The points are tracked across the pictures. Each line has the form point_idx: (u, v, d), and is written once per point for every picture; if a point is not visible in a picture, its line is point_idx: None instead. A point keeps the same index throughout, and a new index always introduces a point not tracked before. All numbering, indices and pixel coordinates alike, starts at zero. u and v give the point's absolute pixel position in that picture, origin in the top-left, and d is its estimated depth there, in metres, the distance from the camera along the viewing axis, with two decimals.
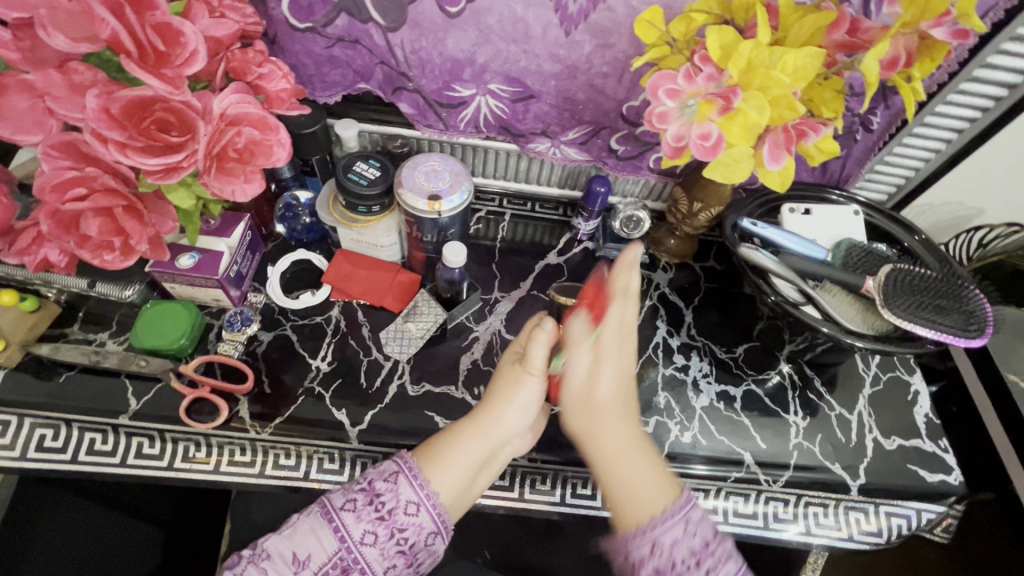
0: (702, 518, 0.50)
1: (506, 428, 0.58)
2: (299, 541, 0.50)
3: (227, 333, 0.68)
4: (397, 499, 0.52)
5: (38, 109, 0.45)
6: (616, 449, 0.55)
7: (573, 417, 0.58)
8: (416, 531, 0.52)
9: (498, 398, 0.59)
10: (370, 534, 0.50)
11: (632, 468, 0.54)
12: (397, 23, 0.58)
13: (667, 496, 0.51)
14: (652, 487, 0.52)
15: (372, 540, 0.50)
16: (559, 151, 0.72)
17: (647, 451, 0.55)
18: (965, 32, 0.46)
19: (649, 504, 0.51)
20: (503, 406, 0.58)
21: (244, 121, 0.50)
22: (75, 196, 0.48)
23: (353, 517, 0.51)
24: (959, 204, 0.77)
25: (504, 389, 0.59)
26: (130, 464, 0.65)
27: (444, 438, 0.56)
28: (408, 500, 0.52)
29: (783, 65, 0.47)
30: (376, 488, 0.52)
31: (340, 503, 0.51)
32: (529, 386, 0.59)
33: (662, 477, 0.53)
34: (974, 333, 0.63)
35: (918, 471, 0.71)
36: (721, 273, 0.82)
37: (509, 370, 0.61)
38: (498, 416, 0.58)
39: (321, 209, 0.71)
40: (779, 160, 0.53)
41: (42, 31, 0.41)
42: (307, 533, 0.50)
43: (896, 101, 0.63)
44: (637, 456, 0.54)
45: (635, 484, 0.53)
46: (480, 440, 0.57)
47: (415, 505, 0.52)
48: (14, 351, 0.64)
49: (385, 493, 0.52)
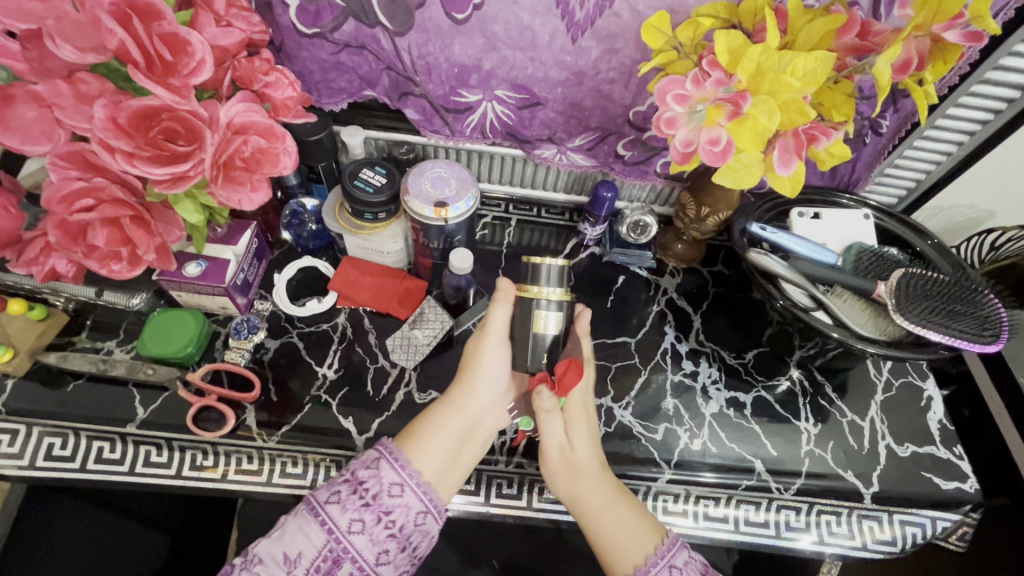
0: (686, 563, 0.52)
1: (479, 399, 0.58)
2: (288, 541, 0.49)
3: (233, 340, 0.68)
4: (379, 483, 0.52)
5: (45, 119, 0.45)
6: (600, 504, 0.56)
7: (554, 464, 0.59)
8: (404, 513, 0.52)
9: (467, 370, 0.58)
10: (357, 522, 0.50)
11: (616, 518, 0.55)
12: (404, 28, 0.58)
13: (656, 537, 0.54)
14: (639, 529, 0.54)
15: (360, 527, 0.50)
16: (565, 157, 0.72)
17: (628, 497, 0.58)
18: (978, 34, 0.46)
19: (639, 549, 0.53)
20: (473, 378, 0.58)
21: (251, 129, 0.50)
22: (83, 208, 0.47)
23: (339, 507, 0.50)
24: (970, 207, 0.76)
25: (472, 357, 0.59)
26: (138, 473, 0.65)
27: (424, 420, 0.57)
28: (390, 483, 0.52)
29: (793, 70, 0.47)
30: (358, 476, 0.52)
31: (325, 496, 0.51)
32: (492, 351, 0.58)
33: (647, 520, 0.55)
34: (989, 339, 0.61)
35: (932, 478, 0.70)
36: (729, 278, 0.81)
37: (473, 339, 0.59)
38: (471, 389, 0.58)
39: (328, 216, 0.71)
40: (790, 165, 0.52)
41: (50, 42, 0.41)
42: (296, 533, 0.50)
43: (906, 104, 0.62)
44: (621, 506, 0.56)
45: (620, 532, 0.54)
46: (457, 415, 0.57)
47: (398, 486, 0.52)
48: (23, 359, 0.64)
49: (368, 480, 0.51)
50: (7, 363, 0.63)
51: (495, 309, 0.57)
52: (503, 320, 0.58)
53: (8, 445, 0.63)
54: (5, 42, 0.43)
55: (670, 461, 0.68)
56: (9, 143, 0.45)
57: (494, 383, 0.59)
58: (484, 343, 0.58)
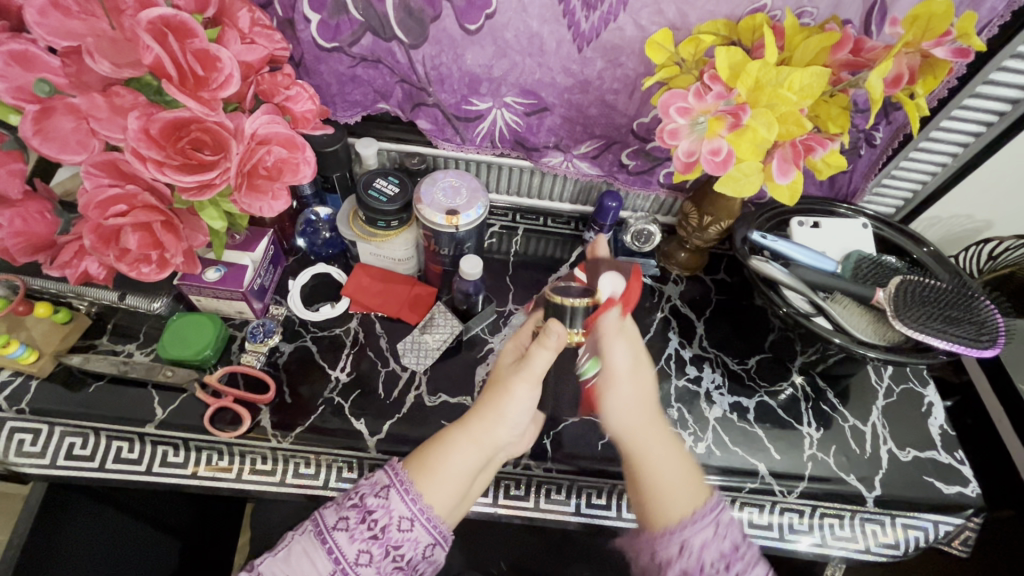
0: (728, 524, 0.53)
1: (499, 437, 0.58)
2: (294, 563, 0.51)
3: (249, 344, 0.71)
4: (388, 515, 0.52)
5: (81, 129, 0.48)
6: (647, 447, 0.57)
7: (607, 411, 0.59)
8: (412, 546, 0.53)
9: (491, 406, 0.58)
10: (364, 553, 0.51)
11: (660, 469, 0.56)
12: (418, 42, 0.60)
13: (700, 496, 0.54)
14: (681, 486, 0.55)
15: (367, 558, 0.51)
16: (572, 165, 0.74)
17: (674, 451, 0.57)
18: (965, 51, 0.49)
19: (679, 504, 0.54)
20: (498, 415, 0.57)
21: (273, 140, 0.53)
22: (116, 213, 0.50)
23: (346, 536, 0.51)
24: (968, 217, 0.78)
25: (499, 394, 0.58)
26: (155, 472, 0.66)
27: (438, 446, 0.56)
28: (400, 515, 0.53)
29: (790, 84, 0.49)
30: (367, 504, 0.53)
31: (332, 522, 0.52)
32: (521, 396, 0.58)
33: (688, 476, 0.56)
34: (986, 343, 0.63)
35: (934, 483, 0.71)
36: (732, 286, 0.83)
37: (506, 376, 0.59)
38: (494, 425, 0.57)
39: (342, 224, 0.74)
40: (788, 174, 0.54)
41: (88, 57, 0.44)
42: (301, 555, 0.51)
43: (898, 116, 0.65)
44: (665, 450, 0.57)
45: (663, 485, 0.55)
46: (476, 450, 0.56)
47: (408, 521, 0.53)
48: (47, 360, 0.66)
49: (377, 509, 0.52)
50: (31, 365, 0.65)
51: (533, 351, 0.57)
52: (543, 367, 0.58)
53: (30, 445, 0.65)
54: (48, 57, 0.45)
55: None
56: (47, 153, 0.47)
57: (517, 425, 0.59)
58: (516, 378, 0.58)
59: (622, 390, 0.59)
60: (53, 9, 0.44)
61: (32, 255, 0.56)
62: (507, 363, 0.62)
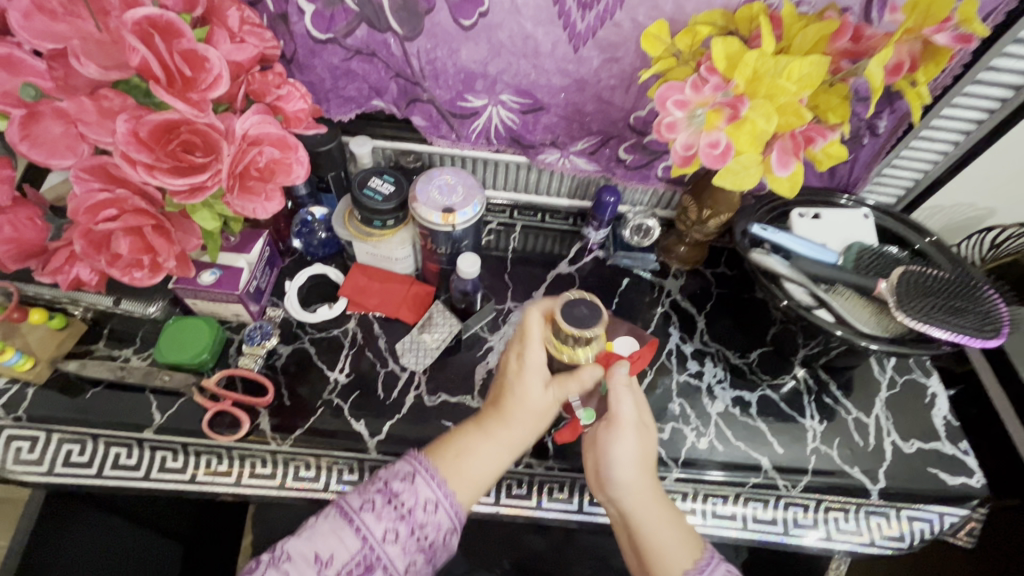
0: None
1: (522, 430, 0.57)
2: (321, 541, 0.48)
3: (247, 346, 0.69)
4: (415, 497, 0.51)
5: (70, 134, 0.47)
6: (644, 507, 0.54)
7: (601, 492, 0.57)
8: (435, 529, 0.51)
9: (508, 404, 0.57)
10: (391, 531, 0.49)
11: (645, 541, 0.53)
12: (414, 33, 0.59)
13: (690, 556, 0.51)
14: (670, 548, 0.52)
15: (394, 537, 0.49)
16: (569, 161, 0.74)
17: (663, 516, 0.54)
18: (967, 36, 0.48)
19: (676, 563, 0.51)
20: (517, 410, 0.57)
21: (266, 140, 0.52)
22: (107, 217, 0.50)
23: (373, 515, 0.49)
24: (970, 205, 0.77)
25: (514, 397, 0.57)
26: (153, 478, 0.66)
27: (450, 436, 0.56)
28: (425, 498, 0.51)
29: (788, 73, 0.49)
30: (393, 488, 0.51)
31: (359, 504, 0.50)
32: (532, 385, 0.57)
33: (679, 541, 0.52)
34: (990, 333, 0.63)
35: (939, 474, 0.70)
36: (732, 279, 0.83)
37: (506, 384, 0.59)
38: (512, 419, 0.57)
39: (338, 224, 0.73)
40: (788, 166, 0.54)
41: (74, 60, 0.44)
42: (328, 534, 0.48)
43: (901, 104, 0.64)
44: (654, 527, 0.53)
45: (655, 550, 0.52)
46: (490, 444, 0.55)
47: (433, 504, 0.51)
48: (44, 367, 0.66)
49: (402, 492, 0.51)
50: (28, 371, 0.65)
51: (524, 377, 0.58)
52: (540, 393, 0.57)
53: (28, 452, 0.65)
54: (34, 61, 0.45)
55: (677, 459, 0.69)
56: (36, 158, 0.47)
57: (536, 412, 0.57)
58: (547, 400, 0.58)
59: (620, 455, 0.55)
60: (37, 12, 0.44)
61: (23, 262, 0.55)
62: (512, 368, 0.59)
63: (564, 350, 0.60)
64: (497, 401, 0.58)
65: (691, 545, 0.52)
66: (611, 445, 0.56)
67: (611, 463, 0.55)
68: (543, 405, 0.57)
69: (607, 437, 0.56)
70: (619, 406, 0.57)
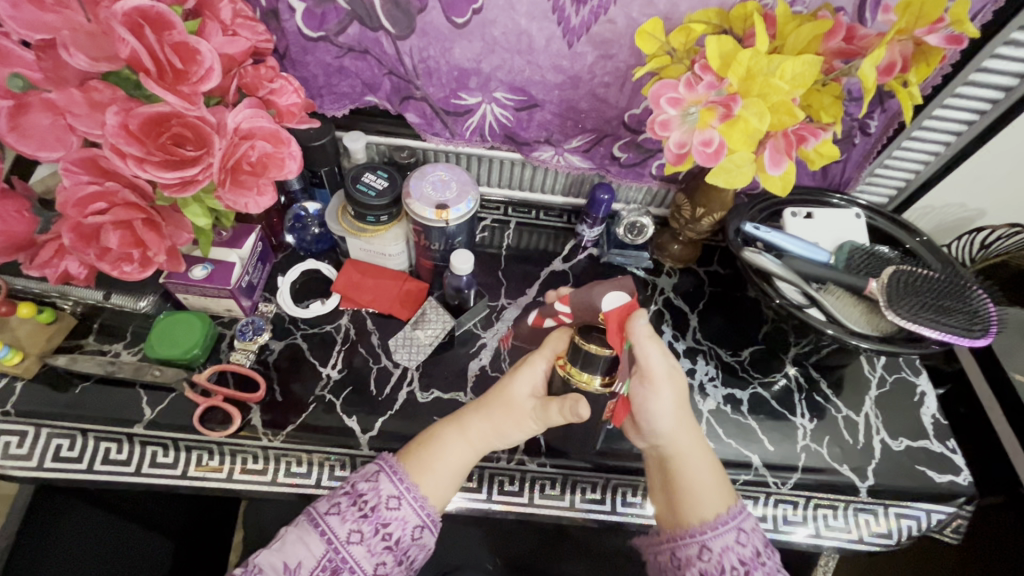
0: (752, 529, 0.54)
1: (495, 431, 0.57)
2: (288, 550, 0.50)
3: (238, 342, 0.69)
4: (378, 496, 0.52)
5: (59, 126, 0.47)
6: (682, 450, 0.56)
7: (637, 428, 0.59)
8: (400, 526, 0.52)
9: (487, 403, 0.58)
10: (355, 532, 0.50)
11: (681, 481, 0.56)
12: (406, 32, 0.59)
13: (721, 504, 0.55)
14: (699, 496, 0.55)
15: (358, 537, 0.50)
16: (563, 159, 0.74)
17: (697, 464, 0.56)
18: (958, 37, 0.48)
19: (705, 509, 0.54)
20: (496, 409, 0.57)
21: (257, 134, 0.52)
22: (95, 211, 0.49)
23: (338, 518, 0.51)
24: (961, 206, 0.78)
25: (496, 395, 0.58)
26: (144, 473, 0.66)
27: (431, 427, 0.58)
28: (388, 495, 0.52)
29: (781, 72, 0.49)
30: (357, 489, 0.52)
31: (324, 508, 0.51)
32: (515, 388, 0.58)
33: (713, 489, 0.55)
34: (978, 332, 0.63)
35: (927, 472, 0.71)
36: (725, 278, 0.83)
37: (497, 383, 0.60)
38: (488, 418, 0.57)
39: (331, 219, 0.72)
40: (780, 164, 0.54)
41: (63, 51, 0.43)
42: (295, 542, 0.50)
43: (892, 104, 0.64)
44: (688, 471, 0.56)
45: (688, 494, 0.55)
46: (456, 436, 0.57)
47: (396, 499, 0.52)
48: (33, 361, 0.65)
49: (366, 492, 0.52)
50: (17, 365, 0.64)
51: (510, 378, 0.58)
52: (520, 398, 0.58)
53: (17, 447, 0.65)
54: (22, 52, 0.44)
55: None
56: (24, 150, 0.47)
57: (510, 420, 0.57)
58: (524, 409, 0.57)
59: (654, 406, 0.55)
60: (25, 2, 0.43)
61: (11, 256, 0.55)
62: (507, 370, 0.60)
63: (575, 376, 0.55)
64: (478, 397, 0.60)
65: (722, 496, 0.55)
66: (644, 396, 0.56)
67: (646, 410, 0.56)
68: (519, 414, 0.57)
69: (639, 389, 0.56)
70: (649, 361, 0.54)
